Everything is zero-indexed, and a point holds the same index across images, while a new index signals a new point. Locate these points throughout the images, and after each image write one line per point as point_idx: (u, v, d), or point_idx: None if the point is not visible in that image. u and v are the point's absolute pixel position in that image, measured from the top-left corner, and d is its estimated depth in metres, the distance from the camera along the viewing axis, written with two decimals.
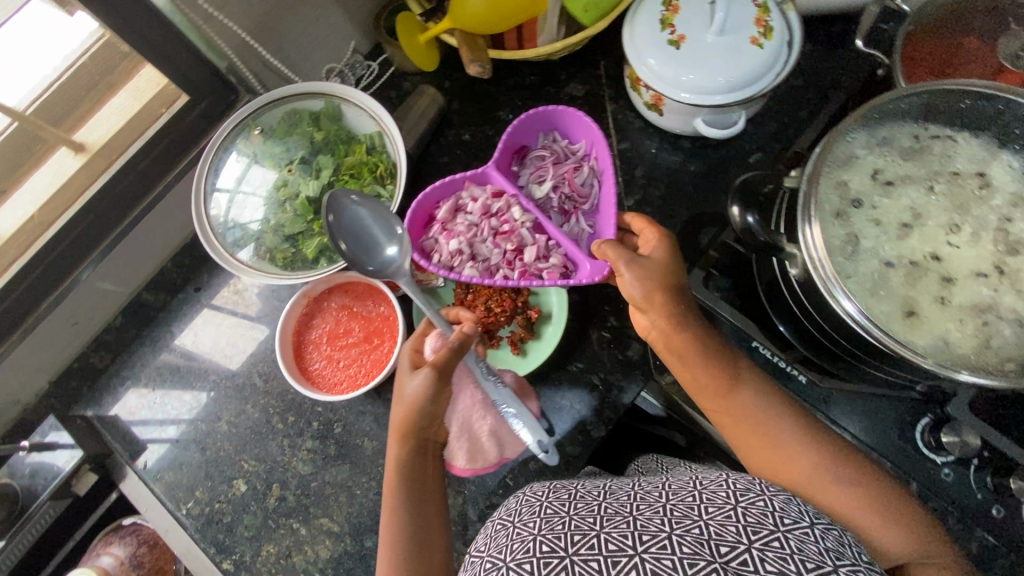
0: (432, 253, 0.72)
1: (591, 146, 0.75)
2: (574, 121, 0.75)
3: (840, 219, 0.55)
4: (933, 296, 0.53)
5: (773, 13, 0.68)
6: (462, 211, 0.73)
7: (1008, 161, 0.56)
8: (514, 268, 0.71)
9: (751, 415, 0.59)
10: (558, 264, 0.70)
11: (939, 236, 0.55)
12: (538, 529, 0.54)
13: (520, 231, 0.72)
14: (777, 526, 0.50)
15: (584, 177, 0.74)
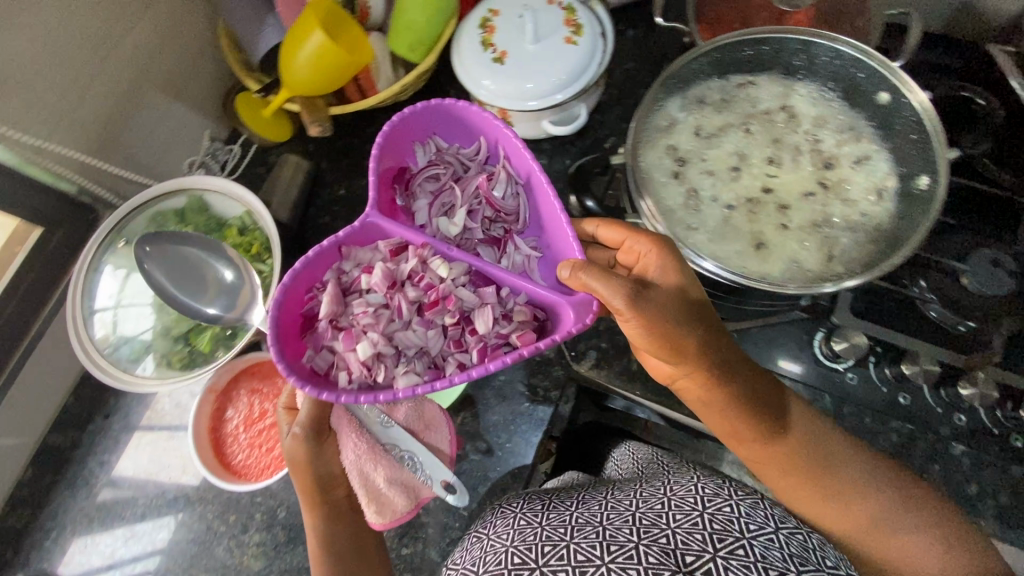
0: (343, 371, 0.58)
1: (495, 140, 0.68)
2: (450, 121, 0.68)
3: (676, 179, 0.60)
4: (775, 225, 0.58)
5: (580, 11, 0.74)
6: (363, 295, 0.62)
7: (807, 90, 0.62)
8: (466, 342, 0.62)
9: (807, 449, 0.57)
10: (523, 319, 0.61)
11: (765, 172, 0.60)
12: (510, 543, 0.56)
13: (454, 292, 0.62)
14: (743, 533, 0.52)
15: (501, 188, 0.67)
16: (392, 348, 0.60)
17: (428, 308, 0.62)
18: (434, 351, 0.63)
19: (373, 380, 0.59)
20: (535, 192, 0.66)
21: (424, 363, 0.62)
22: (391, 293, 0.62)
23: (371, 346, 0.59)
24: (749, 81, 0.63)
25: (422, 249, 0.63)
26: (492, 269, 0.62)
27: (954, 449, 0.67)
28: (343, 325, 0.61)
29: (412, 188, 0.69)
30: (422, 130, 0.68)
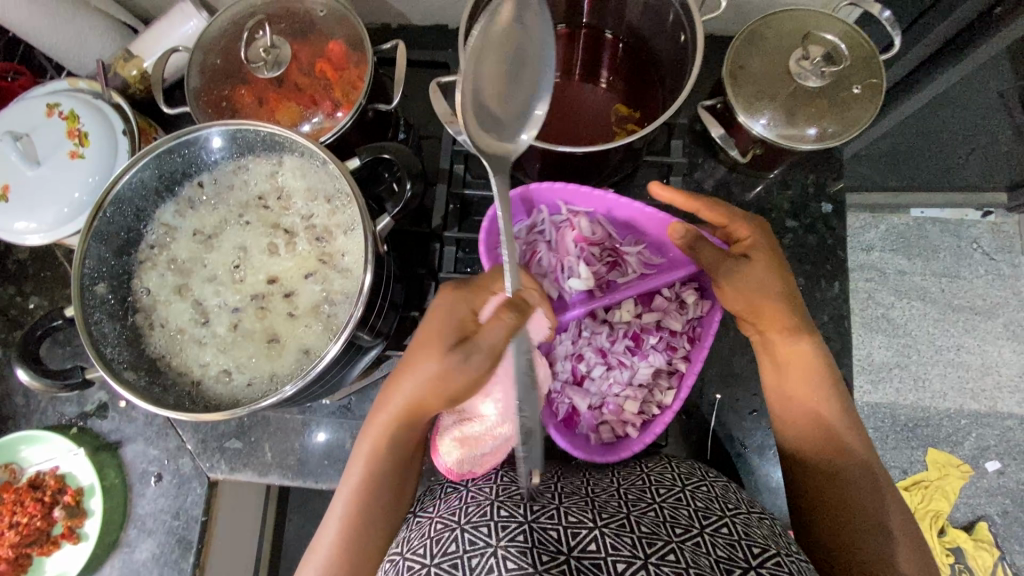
0: (625, 424, 0.65)
1: (552, 200, 0.67)
2: (514, 205, 0.66)
3: (181, 293, 0.58)
4: (283, 315, 0.57)
5: (85, 115, 0.68)
6: (587, 372, 0.68)
7: (292, 164, 0.58)
8: (678, 344, 0.67)
9: (839, 456, 0.55)
10: (696, 299, 0.66)
11: (267, 260, 0.59)
12: (498, 497, 0.57)
13: (642, 323, 0.68)
14: (724, 513, 0.55)
15: (595, 225, 0.68)
16: (645, 386, 0.67)
17: (635, 347, 0.68)
18: (665, 364, 0.67)
19: (649, 411, 0.65)
20: (614, 207, 0.66)
21: (658, 387, 0.66)
22: (606, 354, 0.68)
23: (601, 423, 0.66)
24: (236, 170, 0.59)
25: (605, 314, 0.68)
26: (645, 284, 0.66)
27: None
28: (597, 400, 0.67)
29: (535, 282, 0.69)
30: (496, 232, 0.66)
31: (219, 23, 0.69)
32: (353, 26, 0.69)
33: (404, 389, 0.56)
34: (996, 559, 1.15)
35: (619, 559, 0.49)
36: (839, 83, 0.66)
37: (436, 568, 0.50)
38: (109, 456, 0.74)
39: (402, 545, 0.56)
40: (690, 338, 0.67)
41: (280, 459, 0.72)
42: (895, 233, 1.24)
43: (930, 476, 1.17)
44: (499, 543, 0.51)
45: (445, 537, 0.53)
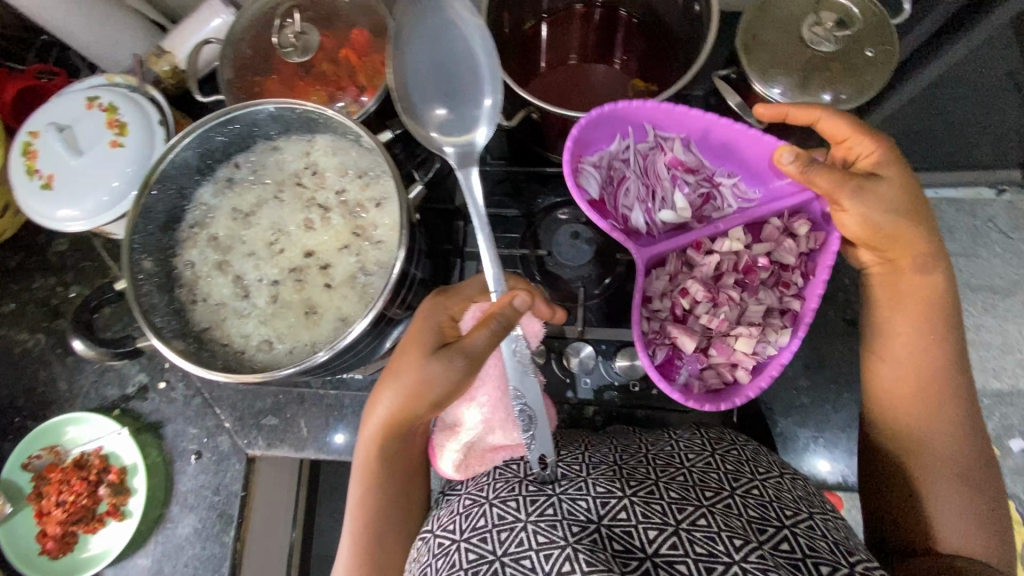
0: (736, 368, 0.64)
1: (640, 121, 0.67)
2: (596, 124, 0.65)
3: (223, 268, 0.61)
4: (320, 286, 0.59)
5: (123, 108, 0.71)
6: (691, 315, 0.67)
7: (325, 142, 0.61)
8: (791, 277, 0.66)
9: (937, 426, 0.57)
10: (808, 230, 0.65)
11: (303, 235, 0.61)
12: (524, 474, 0.60)
13: (748, 254, 0.67)
14: (755, 475, 0.56)
15: (688, 152, 0.69)
16: (754, 324, 0.65)
17: (747, 277, 0.67)
18: (776, 302, 0.66)
19: (767, 351, 0.63)
20: (709, 135, 0.66)
21: (774, 319, 0.66)
22: (717, 289, 0.67)
23: (721, 360, 0.65)
24: (270, 149, 0.62)
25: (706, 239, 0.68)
26: (753, 213, 0.67)
27: (588, 411, 0.73)
28: (711, 339, 0.66)
29: (621, 210, 0.70)
30: (576, 155, 0.67)
31: (247, 14, 0.72)
32: (379, 16, 0.73)
33: (389, 399, 0.59)
34: None
35: (650, 526, 0.51)
36: (853, 46, 0.67)
37: (466, 543, 0.54)
38: (151, 436, 0.76)
39: (433, 523, 0.60)
40: (805, 273, 0.65)
41: (316, 435, 0.75)
42: None
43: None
44: (529, 517, 0.53)
45: (474, 513, 0.56)
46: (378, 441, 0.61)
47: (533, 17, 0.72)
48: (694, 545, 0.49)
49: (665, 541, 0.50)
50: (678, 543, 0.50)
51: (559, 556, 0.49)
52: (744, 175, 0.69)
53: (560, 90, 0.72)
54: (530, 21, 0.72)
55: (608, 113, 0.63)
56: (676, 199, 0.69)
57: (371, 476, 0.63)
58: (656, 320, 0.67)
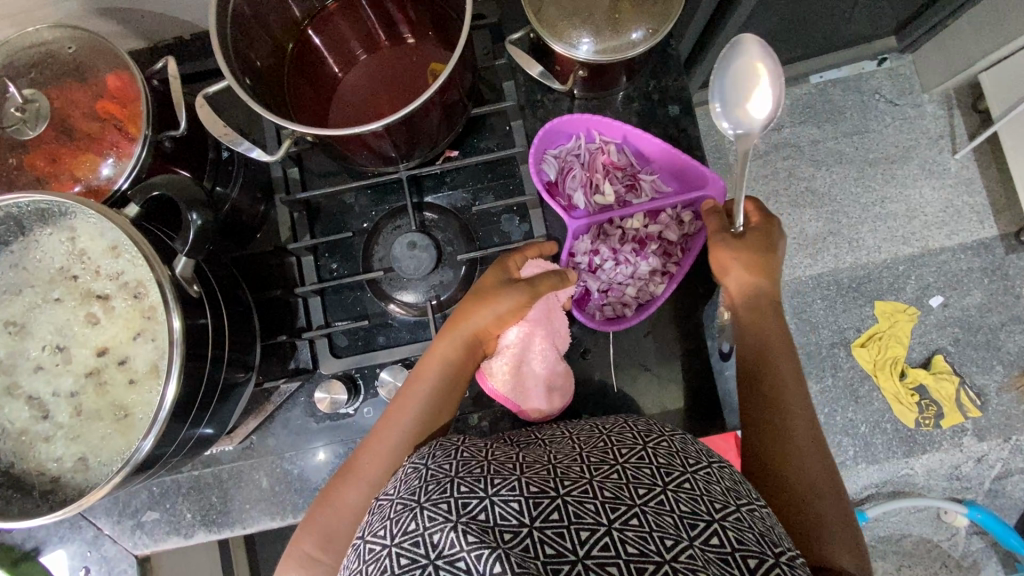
0: (626, 305, 0.73)
1: (588, 126, 0.73)
2: (557, 128, 0.72)
3: (11, 391, 0.54)
4: (123, 385, 0.54)
5: None
6: (599, 268, 0.74)
7: (75, 225, 0.53)
8: (674, 250, 0.74)
9: (785, 403, 0.59)
10: (694, 219, 0.73)
11: (90, 334, 0.55)
12: (459, 472, 0.51)
13: (648, 230, 0.74)
14: (686, 467, 0.53)
15: (616, 153, 0.74)
16: (645, 284, 0.74)
17: (642, 248, 0.75)
18: (659, 265, 0.74)
19: (648, 296, 0.73)
20: (619, 128, 0.72)
21: (654, 281, 0.74)
22: (619, 253, 0.74)
23: (615, 312, 0.73)
24: (21, 248, 0.54)
25: (616, 217, 0.74)
26: (656, 203, 0.72)
27: (473, 420, 0.72)
28: (615, 304, 0.73)
29: (566, 192, 0.74)
30: (541, 149, 0.73)
31: None
32: (115, 52, 0.63)
33: (482, 317, 0.63)
34: (958, 385, 1.14)
35: (582, 527, 0.45)
36: None
37: (397, 548, 0.44)
38: (31, 564, 0.71)
39: (364, 529, 0.50)
40: (683, 248, 0.75)
41: (203, 516, 0.70)
42: (802, 104, 1.23)
43: (881, 327, 1.17)
44: (460, 519, 0.45)
45: (404, 516, 0.46)
46: (448, 357, 0.63)
47: (294, 37, 0.65)
48: (626, 546, 0.44)
49: (597, 543, 0.44)
50: (610, 544, 0.45)
51: (492, 557, 0.41)
52: (663, 173, 0.75)
53: (361, 101, 0.67)
54: (291, 37, 0.65)
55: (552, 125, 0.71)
56: (613, 186, 0.74)
57: (426, 390, 0.62)
58: (579, 285, 0.73)
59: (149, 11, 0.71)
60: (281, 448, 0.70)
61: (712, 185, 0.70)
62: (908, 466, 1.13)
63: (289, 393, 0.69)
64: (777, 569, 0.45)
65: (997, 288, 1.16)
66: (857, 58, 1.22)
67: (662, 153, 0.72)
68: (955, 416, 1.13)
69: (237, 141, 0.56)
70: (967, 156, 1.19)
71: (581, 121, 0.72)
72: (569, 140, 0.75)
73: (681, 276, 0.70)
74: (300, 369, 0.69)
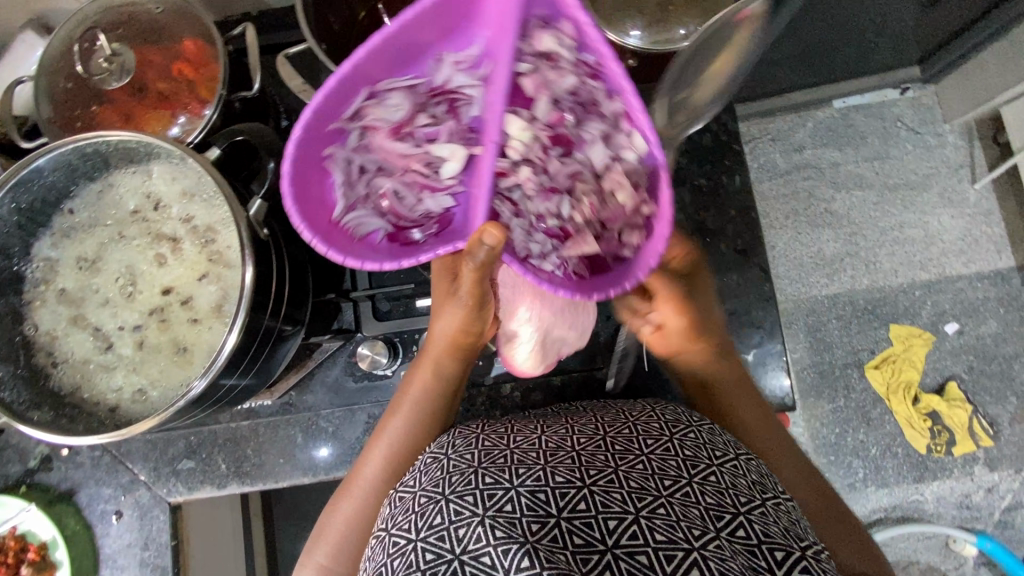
0: (639, 211, 0.46)
1: (312, 153, 0.46)
2: (303, 185, 0.47)
3: (78, 322, 0.57)
4: (186, 323, 0.56)
5: None
6: (562, 226, 0.48)
7: (156, 168, 0.57)
8: (522, 34, 0.44)
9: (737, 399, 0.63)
10: (528, 17, 0.43)
11: (158, 274, 0.57)
12: (482, 464, 0.51)
13: (546, 124, 0.46)
14: (712, 458, 0.52)
15: (396, 102, 0.46)
16: (614, 161, 0.46)
17: (573, 153, 0.47)
18: (544, 78, 0.45)
19: (624, 152, 0.45)
20: (392, 50, 0.44)
21: (620, 134, 0.45)
22: (556, 183, 0.47)
23: (637, 226, 0.47)
24: (102, 186, 0.58)
25: (497, 163, 0.46)
26: (501, 86, 0.44)
27: (505, 389, 0.75)
28: (611, 228, 0.48)
29: (410, 228, 0.51)
30: (317, 205, 0.48)
31: (56, 42, 0.66)
32: (199, 18, 0.67)
33: (445, 322, 0.61)
34: (970, 413, 1.15)
35: (610, 516, 0.45)
36: None
37: (424, 541, 0.46)
38: (65, 506, 0.72)
39: (388, 520, 0.51)
40: (589, 71, 0.44)
41: (237, 468, 0.72)
42: (824, 127, 1.25)
43: (897, 350, 1.18)
44: (486, 512, 0.46)
45: (430, 510, 0.48)
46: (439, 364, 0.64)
47: (364, 6, 0.68)
48: (655, 534, 0.44)
49: (626, 531, 0.44)
50: (639, 533, 0.44)
51: (519, 552, 0.42)
52: (415, 25, 0.45)
53: None
54: (363, 8, 0.68)
55: (296, 199, 0.46)
56: (427, 133, 0.48)
57: (425, 386, 0.63)
58: (572, 266, 0.49)
59: None
60: (319, 405, 0.72)
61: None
62: (918, 492, 1.15)
63: (331, 352, 0.72)
64: (804, 563, 0.43)
65: (1013, 319, 1.18)
66: (880, 87, 1.24)
67: (431, 31, 0.44)
68: (967, 444, 1.15)
69: (312, 95, 0.59)
70: (986, 187, 1.21)
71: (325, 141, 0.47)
72: (327, 185, 0.48)
73: (619, 65, 0.41)
74: (342, 329, 0.72)
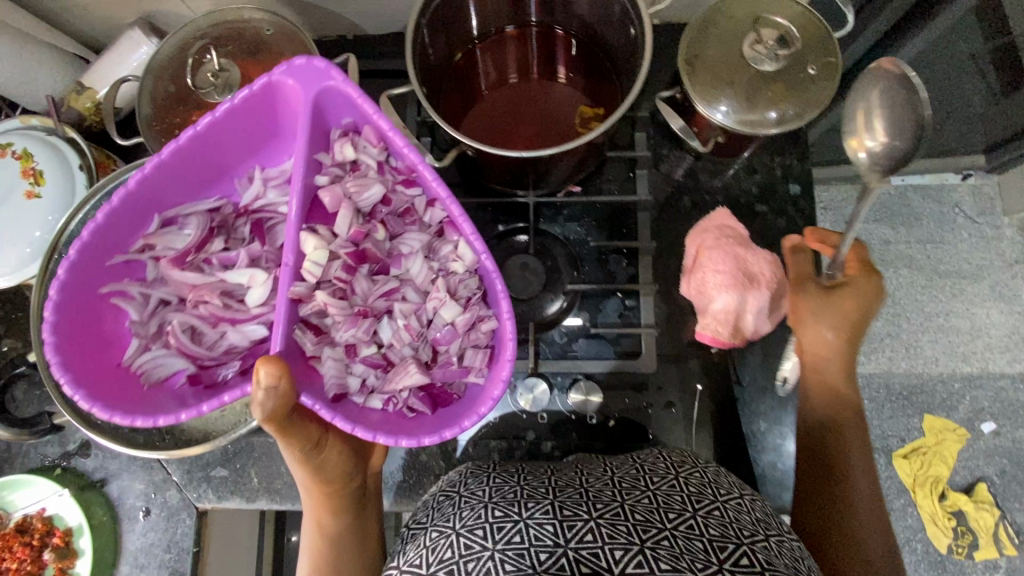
0: (472, 341, 0.58)
1: (109, 265, 0.54)
2: (83, 339, 0.52)
3: None
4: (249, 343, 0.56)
5: (39, 153, 0.68)
6: (383, 356, 0.59)
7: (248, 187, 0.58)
8: (357, 165, 0.58)
9: (844, 429, 0.60)
10: (342, 135, 0.58)
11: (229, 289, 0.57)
12: (492, 498, 0.52)
13: (371, 251, 0.59)
14: (715, 496, 0.53)
15: (191, 226, 0.57)
16: (441, 285, 0.59)
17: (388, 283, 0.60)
18: (364, 202, 0.59)
19: (451, 271, 0.59)
20: (192, 175, 0.57)
21: (445, 247, 0.59)
22: (371, 313, 0.59)
23: (476, 352, 0.58)
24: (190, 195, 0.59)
25: (297, 288, 0.54)
26: (296, 199, 0.55)
27: (546, 448, 0.69)
28: (440, 351, 0.60)
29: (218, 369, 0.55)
30: (79, 338, 0.52)
31: (167, 47, 0.68)
32: (305, 43, 0.69)
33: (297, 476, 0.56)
34: (996, 519, 1.04)
35: (616, 547, 0.46)
36: (797, 66, 0.65)
37: None
38: (95, 494, 0.72)
39: (398, 561, 0.52)
40: (400, 177, 0.59)
41: (267, 485, 0.72)
42: (878, 203, 1.16)
43: (926, 442, 1.06)
44: (496, 546, 0.47)
45: (440, 545, 0.49)
46: (317, 516, 0.58)
47: (462, 50, 0.70)
48: (660, 562, 0.44)
49: (631, 561, 0.45)
50: (644, 562, 0.45)
51: None
52: (219, 172, 0.59)
53: (503, 115, 0.71)
54: (461, 51, 0.70)
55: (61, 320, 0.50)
56: (224, 258, 0.57)
57: (322, 539, 0.58)
58: (399, 399, 0.57)
59: (330, 12, 0.79)
60: None
61: (299, 82, 0.54)
62: None
63: None
64: None
65: None
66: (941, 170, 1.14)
67: (228, 155, 0.58)
68: (989, 550, 1.04)
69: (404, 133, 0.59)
70: None
71: (94, 292, 0.54)
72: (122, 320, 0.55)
73: (427, 172, 0.55)
74: None
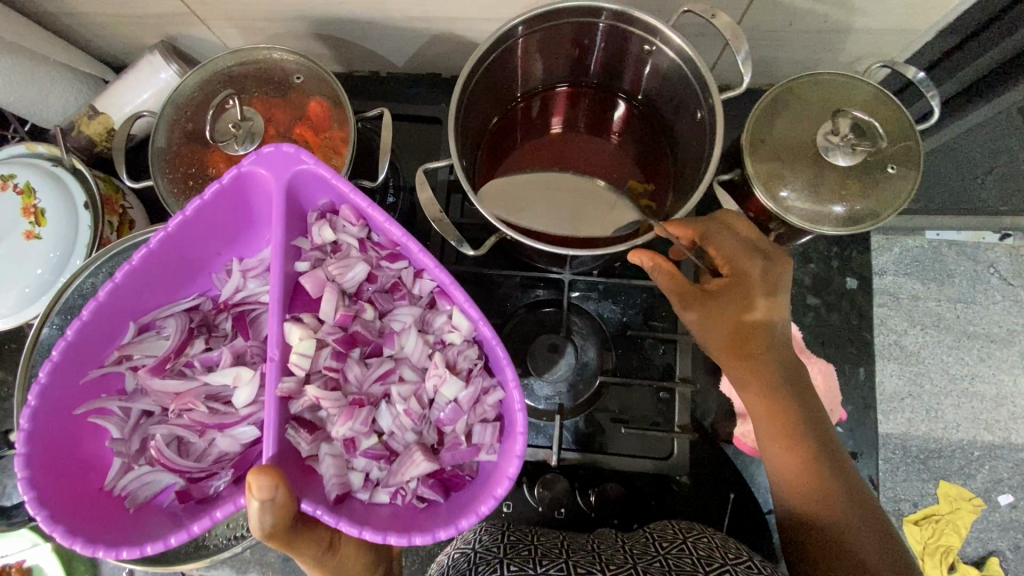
0: (476, 405, 0.52)
1: (79, 384, 0.50)
2: (56, 465, 0.48)
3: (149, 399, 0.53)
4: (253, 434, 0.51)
5: (42, 188, 0.63)
6: (382, 452, 0.52)
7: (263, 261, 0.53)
8: (337, 243, 0.54)
9: (823, 496, 0.53)
10: (321, 215, 0.54)
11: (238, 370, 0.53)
12: (506, 554, 0.51)
13: (361, 333, 0.54)
14: (726, 559, 0.50)
15: (171, 330, 0.54)
16: (440, 351, 0.54)
17: (384, 366, 0.54)
18: (347, 283, 0.54)
19: (449, 341, 0.53)
20: (168, 275, 0.53)
21: (440, 319, 0.54)
22: (371, 400, 0.53)
23: (481, 428, 0.52)
24: None
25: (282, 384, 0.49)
26: (278, 285, 0.50)
27: None
28: (446, 431, 0.53)
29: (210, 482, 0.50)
30: (60, 465, 0.48)
31: (187, 87, 0.63)
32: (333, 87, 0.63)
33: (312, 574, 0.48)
34: None
35: None
36: (872, 161, 0.59)
37: None
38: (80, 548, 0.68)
39: None
40: (385, 253, 0.54)
41: (262, 556, 0.67)
42: (911, 256, 0.92)
43: (940, 510, 0.85)
44: None
45: None
46: None
47: (500, 113, 0.65)
48: None
49: None
50: None
51: None
52: (196, 269, 0.55)
53: None
54: (498, 115, 0.65)
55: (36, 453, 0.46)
56: (206, 359, 0.53)
57: None
58: (405, 491, 0.51)
59: (365, 50, 0.74)
60: None
61: (268, 169, 0.51)
62: None
63: None
64: None
65: None
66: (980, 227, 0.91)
67: (206, 249, 0.54)
68: None
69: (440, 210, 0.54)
70: None
71: (68, 414, 0.49)
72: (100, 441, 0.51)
73: (409, 245, 0.51)
74: None
